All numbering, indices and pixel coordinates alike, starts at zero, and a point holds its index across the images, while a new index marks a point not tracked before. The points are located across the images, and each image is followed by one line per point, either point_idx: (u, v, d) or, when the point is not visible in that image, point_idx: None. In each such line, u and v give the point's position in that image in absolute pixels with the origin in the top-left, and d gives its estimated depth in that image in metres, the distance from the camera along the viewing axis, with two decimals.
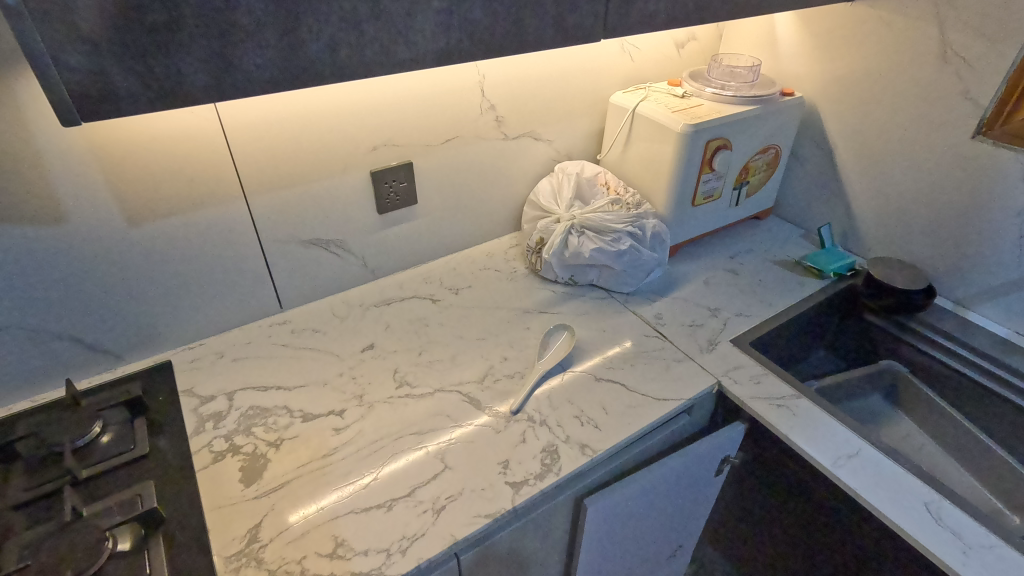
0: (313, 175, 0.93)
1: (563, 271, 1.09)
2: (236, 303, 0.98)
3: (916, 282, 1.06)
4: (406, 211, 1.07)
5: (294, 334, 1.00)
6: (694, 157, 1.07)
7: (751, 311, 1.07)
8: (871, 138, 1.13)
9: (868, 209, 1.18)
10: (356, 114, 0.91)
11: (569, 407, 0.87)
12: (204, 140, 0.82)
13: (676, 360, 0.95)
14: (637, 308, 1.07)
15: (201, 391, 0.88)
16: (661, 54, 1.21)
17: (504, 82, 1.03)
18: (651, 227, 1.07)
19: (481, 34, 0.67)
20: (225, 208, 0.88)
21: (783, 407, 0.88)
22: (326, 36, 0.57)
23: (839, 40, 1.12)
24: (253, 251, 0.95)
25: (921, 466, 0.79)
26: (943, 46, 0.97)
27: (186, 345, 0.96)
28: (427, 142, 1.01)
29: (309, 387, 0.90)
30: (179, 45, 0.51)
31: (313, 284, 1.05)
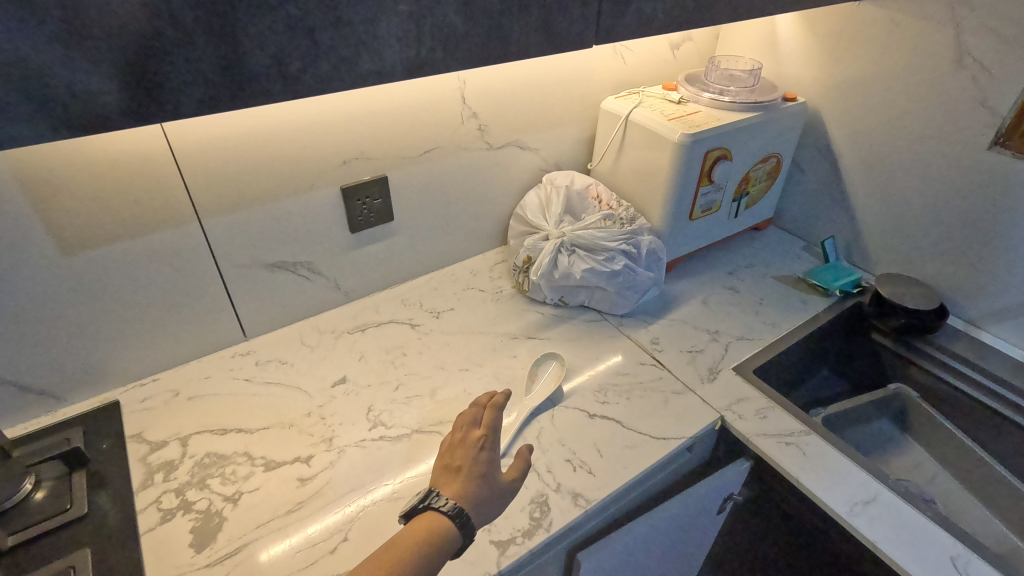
0: (275, 193, 0.84)
1: (552, 292, 1.02)
2: (193, 334, 0.89)
3: (927, 301, 1.00)
4: (382, 229, 0.99)
5: (258, 367, 0.91)
6: (693, 169, 1.00)
7: (753, 334, 1.00)
8: (879, 147, 1.06)
9: (874, 221, 1.11)
10: (323, 125, 0.82)
11: (561, 449, 0.79)
12: (147, 157, 0.72)
13: (675, 392, 0.88)
14: (632, 332, 0.99)
15: (151, 436, 0.79)
16: (656, 55, 1.13)
17: (487, 87, 0.95)
18: (646, 244, 1.00)
19: (458, 42, 0.58)
20: (176, 231, 0.79)
21: (791, 445, 0.81)
22: (273, 47, 0.48)
23: (845, 42, 1.04)
24: (210, 278, 0.86)
25: (944, 514, 0.73)
26: (959, 49, 0.90)
27: (136, 382, 0.87)
28: (403, 154, 0.93)
29: (273, 430, 0.81)
30: (88, 59, 0.42)
31: (279, 309, 0.96)
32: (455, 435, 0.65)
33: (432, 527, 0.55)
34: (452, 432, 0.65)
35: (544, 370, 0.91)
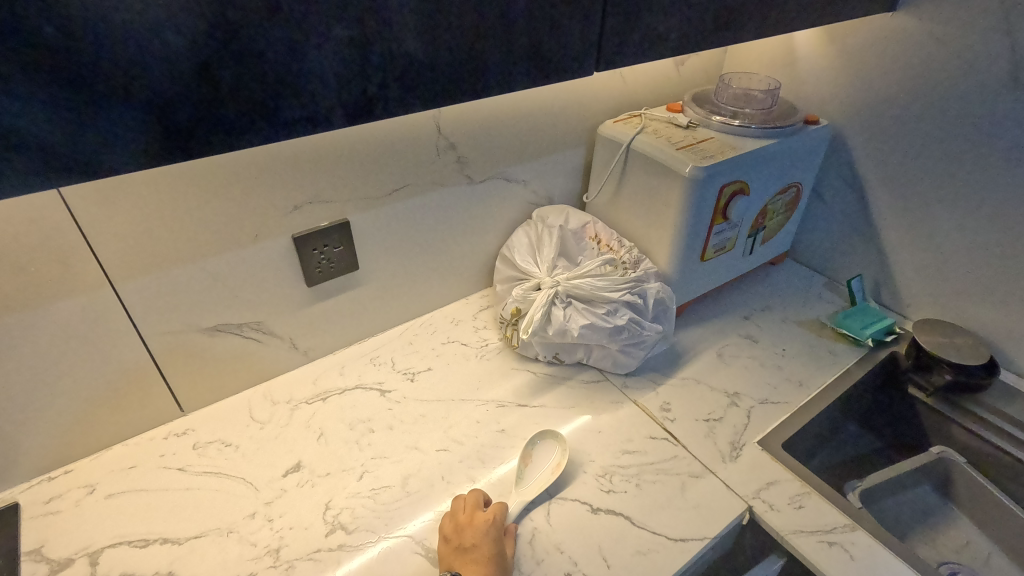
0: (209, 247, 0.69)
1: (545, 349, 0.88)
2: (115, 414, 0.74)
3: (975, 354, 0.88)
4: (345, 279, 0.84)
5: (195, 451, 0.76)
6: (706, 206, 0.87)
7: (778, 396, 0.86)
8: (915, 177, 0.93)
9: (909, 259, 0.98)
10: (267, 166, 0.68)
11: (558, 559, 0.65)
12: (35, 212, 0.58)
13: (693, 476, 0.74)
14: (638, 395, 0.86)
15: (53, 552, 0.64)
16: (659, 72, 1.00)
17: (467, 115, 0.81)
18: (653, 293, 0.87)
19: (420, 73, 0.45)
20: (81, 298, 0.64)
21: (835, 545, 0.67)
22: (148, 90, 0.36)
23: (875, 58, 0.92)
24: (134, 349, 0.71)
25: None
26: (1014, 68, 0.78)
27: (44, 476, 0.72)
28: (368, 195, 0.79)
29: (207, 539, 0.66)
30: None
31: (224, 377, 0.81)
32: (462, 517, 0.66)
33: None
34: (460, 512, 0.66)
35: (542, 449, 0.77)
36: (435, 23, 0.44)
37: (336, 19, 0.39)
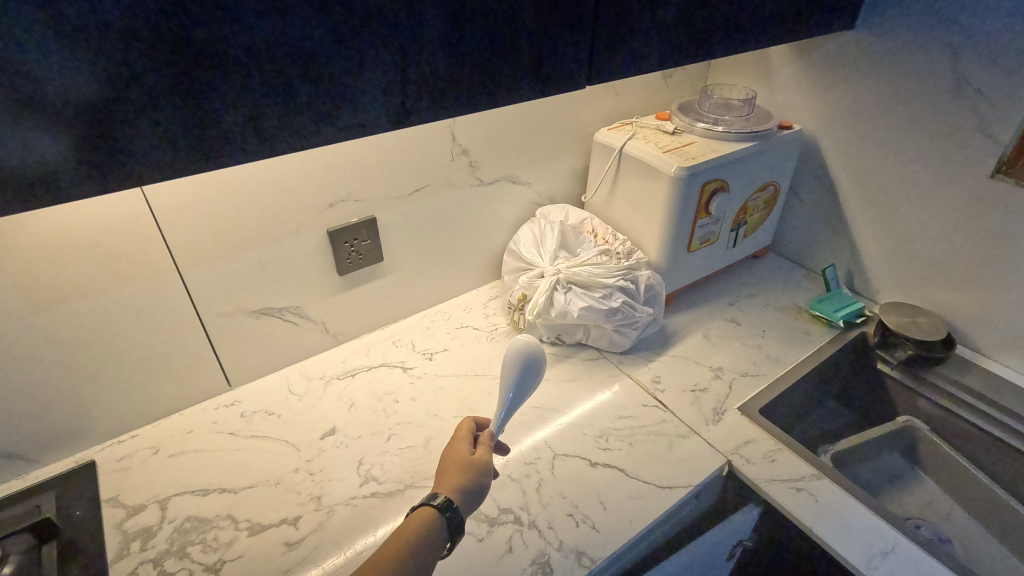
0: (259, 239, 0.81)
1: (548, 331, 0.98)
2: (174, 386, 0.85)
3: (934, 331, 0.98)
4: (371, 269, 0.95)
5: (243, 419, 0.87)
6: (690, 202, 0.97)
7: (756, 370, 0.97)
8: (878, 175, 1.04)
9: (876, 249, 1.09)
10: (308, 169, 0.79)
11: (562, 502, 0.75)
12: (122, 208, 0.69)
13: (680, 436, 0.84)
14: (632, 370, 0.96)
15: (128, 499, 0.75)
16: (648, 85, 1.12)
17: (477, 124, 0.92)
18: (644, 279, 0.97)
19: (444, 88, 0.56)
20: (153, 281, 0.75)
21: (803, 491, 0.77)
22: (245, 105, 0.46)
23: (840, 69, 1.03)
24: (192, 328, 0.82)
25: (964, 564, 0.69)
26: (957, 78, 0.89)
27: (114, 439, 0.83)
28: (393, 194, 0.90)
29: (259, 489, 0.77)
30: (41, 128, 0.39)
31: (266, 355, 0.92)
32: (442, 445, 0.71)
33: (422, 524, 0.58)
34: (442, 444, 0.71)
35: (519, 366, 0.73)
36: (458, 49, 0.55)
37: (385, 49, 0.50)
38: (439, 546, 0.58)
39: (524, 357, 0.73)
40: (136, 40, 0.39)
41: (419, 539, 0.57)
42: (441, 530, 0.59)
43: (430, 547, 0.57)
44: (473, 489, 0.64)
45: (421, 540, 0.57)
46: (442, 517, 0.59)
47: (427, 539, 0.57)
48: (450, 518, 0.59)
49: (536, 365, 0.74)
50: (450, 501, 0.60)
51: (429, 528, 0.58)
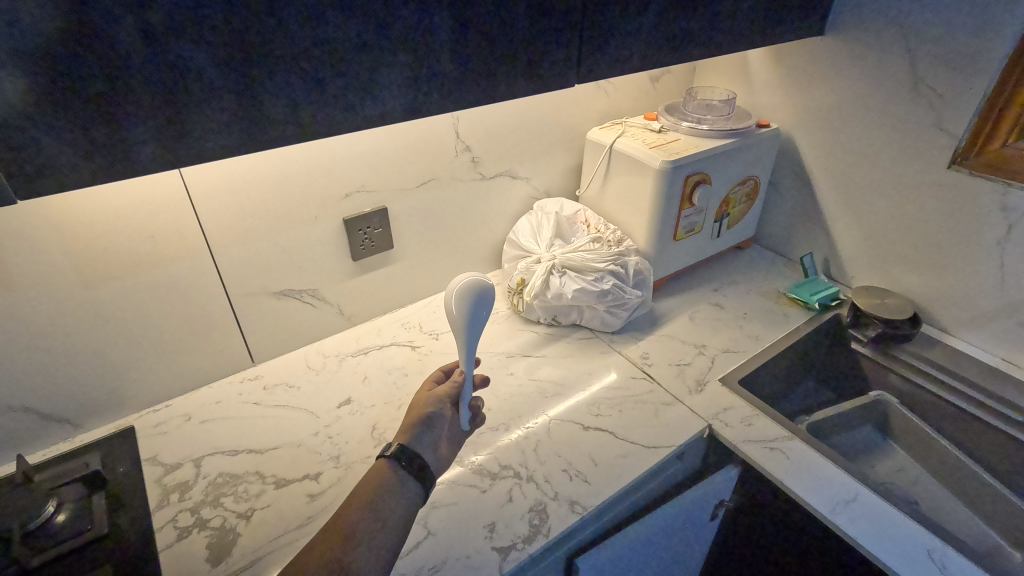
0: (283, 226, 0.89)
1: (545, 312, 1.07)
2: (204, 360, 0.93)
3: (901, 311, 1.06)
4: (382, 256, 1.04)
5: (266, 391, 0.95)
6: (674, 194, 1.06)
7: (737, 347, 1.05)
8: (849, 169, 1.13)
9: (849, 238, 1.17)
10: (327, 162, 0.88)
11: (557, 460, 0.83)
12: (165, 196, 0.77)
13: (665, 404, 0.92)
14: (622, 348, 1.05)
15: (166, 459, 0.83)
16: (636, 88, 1.21)
17: (478, 123, 1.01)
18: (633, 264, 1.06)
19: (450, 82, 0.65)
20: (189, 263, 0.84)
21: (776, 450, 0.85)
22: (285, 96, 0.55)
23: (813, 71, 1.12)
24: (222, 307, 0.90)
25: (919, 510, 0.77)
26: (915, 78, 0.97)
27: (151, 409, 0.91)
28: (403, 186, 0.99)
29: (283, 450, 0.85)
30: (125, 114, 0.48)
31: (286, 334, 1.00)
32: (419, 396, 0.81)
33: (378, 470, 0.65)
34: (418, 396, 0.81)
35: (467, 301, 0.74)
36: (463, 49, 0.63)
37: (400, 49, 0.59)
38: (403, 482, 0.64)
39: (470, 291, 0.75)
40: (201, 42, 0.48)
41: (377, 482, 0.64)
42: (398, 469, 0.65)
43: (392, 485, 0.64)
44: (424, 435, 0.71)
45: (379, 482, 0.64)
46: (394, 460, 0.66)
47: (386, 480, 0.64)
48: (400, 456, 0.66)
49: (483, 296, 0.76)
50: (398, 443, 0.67)
51: (390, 473, 0.65)
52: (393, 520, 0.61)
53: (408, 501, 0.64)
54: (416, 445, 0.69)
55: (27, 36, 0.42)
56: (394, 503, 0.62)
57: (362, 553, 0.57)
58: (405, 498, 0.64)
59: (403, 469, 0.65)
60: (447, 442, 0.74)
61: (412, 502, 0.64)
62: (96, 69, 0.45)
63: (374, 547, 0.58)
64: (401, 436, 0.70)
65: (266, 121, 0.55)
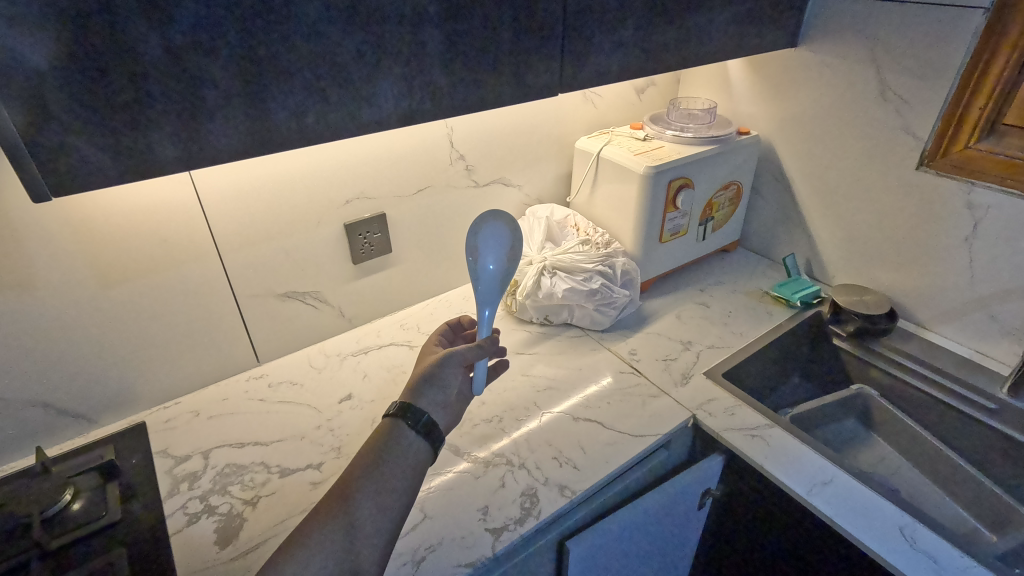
0: (288, 231, 0.95)
1: (538, 312, 1.12)
2: (212, 359, 0.98)
3: (878, 306, 1.10)
4: (381, 260, 1.09)
5: (271, 388, 1.00)
6: (659, 197, 1.11)
7: (722, 343, 1.10)
8: (826, 172, 1.18)
9: (829, 239, 1.22)
10: (329, 170, 0.94)
11: (548, 448, 0.87)
12: (178, 201, 0.83)
13: (652, 396, 0.97)
14: (612, 345, 1.09)
15: (176, 451, 0.88)
16: (622, 99, 1.28)
17: (471, 133, 1.07)
18: (621, 265, 1.11)
19: (440, 94, 0.70)
20: (199, 266, 0.89)
21: (757, 437, 0.89)
22: (291, 105, 0.60)
23: (788, 81, 1.18)
24: (230, 308, 0.95)
25: (893, 491, 0.81)
26: (882, 85, 1.03)
27: (161, 405, 0.96)
28: (400, 193, 1.04)
29: (287, 442, 0.89)
30: (147, 120, 0.53)
31: (290, 335, 1.05)
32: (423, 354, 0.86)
33: (385, 430, 0.66)
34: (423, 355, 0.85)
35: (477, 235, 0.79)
36: (452, 64, 0.69)
37: (395, 62, 0.65)
38: (411, 441, 0.66)
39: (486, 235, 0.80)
40: (215, 56, 0.54)
41: (385, 441, 0.65)
42: (406, 428, 0.67)
43: (401, 443, 0.65)
44: (427, 396, 0.71)
45: (387, 441, 0.65)
46: (400, 420, 0.67)
47: (394, 439, 0.65)
48: (407, 415, 0.67)
49: (502, 226, 0.80)
50: (403, 404, 0.68)
51: (396, 430, 0.66)
52: (402, 477, 0.63)
53: (418, 458, 0.66)
54: (421, 405, 0.70)
55: (62, 50, 0.47)
56: (403, 461, 0.64)
57: (373, 507, 0.59)
58: (414, 456, 0.65)
59: (410, 427, 0.67)
60: (453, 403, 0.74)
61: (421, 459, 0.66)
62: (123, 79, 0.50)
63: (383, 503, 0.60)
64: (406, 396, 0.70)
65: (273, 127, 0.60)
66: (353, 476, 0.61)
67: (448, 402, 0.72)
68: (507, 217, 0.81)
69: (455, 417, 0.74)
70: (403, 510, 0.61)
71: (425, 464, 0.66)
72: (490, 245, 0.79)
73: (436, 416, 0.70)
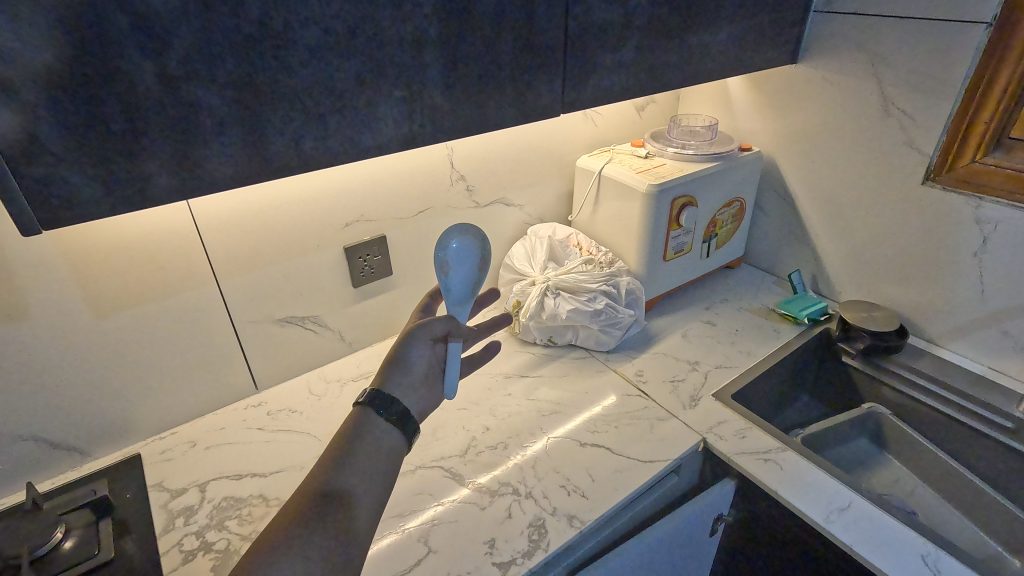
0: (288, 255, 0.93)
1: (541, 333, 1.10)
2: (210, 387, 0.96)
3: (887, 323, 1.09)
4: (382, 282, 1.07)
5: (270, 416, 0.97)
6: (662, 215, 1.10)
7: (730, 362, 1.08)
8: (829, 188, 1.17)
9: (834, 254, 1.21)
10: (329, 194, 0.93)
11: (555, 475, 0.85)
12: (174, 227, 0.81)
13: (660, 419, 0.94)
14: (617, 366, 1.08)
15: (172, 484, 0.85)
16: (623, 117, 1.27)
17: (471, 153, 1.06)
18: (625, 284, 1.09)
19: (442, 118, 0.69)
20: (197, 293, 0.87)
21: (769, 461, 0.87)
22: (289, 131, 0.59)
23: (789, 97, 1.18)
24: (228, 335, 0.93)
25: (912, 516, 0.78)
26: (885, 101, 1.03)
27: (156, 436, 0.93)
28: (400, 215, 1.03)
29: (287, 473, 0.87)
30: (142, 149, 0.52)
31: (290, 360, 1.03)
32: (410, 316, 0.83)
33: (355, 418, 0.64)
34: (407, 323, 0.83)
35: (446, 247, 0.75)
36: (453, 87, 0.68)
37: (395, 86, 0.63)
38: (382, 429, 0.64)
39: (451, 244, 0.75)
40: (213, 83, 0.52)
41: (355, 429, 0.63)
42: (375, 416, 0.64)
43: (372, 432, 0.63)
44: (395, 381, 0.70)
45: (357, 429, 0.63)
46: (369, 407, 0.65)
47: (363, 428, 0.63)
48: (376, 403, 0.65)
49: (468, 234, 0.76)
50: (373, 391, 0.66)
51: (366, 419, 0.64)
52: (380, 469, 0.61)
53: (390, 447, 0.64)
54: (390, 391, 0.68)
55: (54, 79, 0.46)
56: (374, 451, 0.62)
57: (349, 499, 0.57)
58: (386, 445, 0.63)
59: (382, 416, 0.64)
60: (423, 385, 0.73)
61: (394, 447, 0.64)
62: (119, 108, 0.49)
63: (360, 496, 0.58)
64: (377, 383, 0.69)
65: (272, 154, 0.59)
66: (325, 467, 0.59)
67: (416, 387, 0.71)
68: (475, 231, 0.77)
69: (429, 398, 0.73)
70: (379, 500, 0.59)
71: (398, 452, 0.64)
72: (456, 256, 0.75)
73: (407, 402, 0.69)
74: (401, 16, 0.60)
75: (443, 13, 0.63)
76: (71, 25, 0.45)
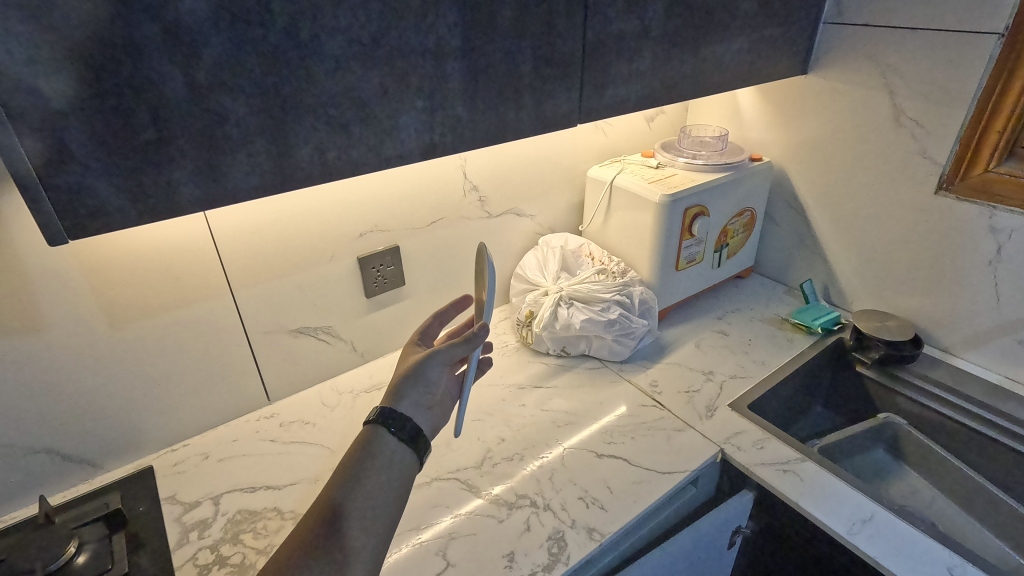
0: (303, 265, 0.93)
1: (554, 343, 1.09)
2: (223, 398, 0.95)
3: (902, 332, 1.08)
4: (394, 293, 1.07)
5: (282, 428, 0.96)
6: (674, 225, 1.10)
7: (744, 372, 1.07)
8: (840, 197, 1.17)
9: (846, 264, 1.21)
10: (343, 204, 0.93)
11: (573, 488, 0.84)
12: (191, 238, 0.81)
13: (677, 430, 0.94)
14: (632, 376, 1.07)
15: (185, 497, 0.84)
16: (632, 127, 1.27)
17: (484, 164, 1.06)
18: (638, 294, 1.09)
19: (463, 129, 0.69)
20: (211, 303, 0.87)
21: (790, 472, 0.85)
22: (313, 140, 0.59)
23: (800, 108, 1.18)
24: (241, 346, 0.93)
25: (936, 527, 0.77)
26: (896, 110, 1.03)
27: (169, 448, 0.92)
28: (414, 225, 1.03)
29: (301, 486, 0.86)
30: (170, 159, 0.52)
31: (303, 372, 1.03)
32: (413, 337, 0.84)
33: (366, 436, 0.64)
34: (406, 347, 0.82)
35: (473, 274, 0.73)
36: (473, 98, 0.68)
37: (417, 96, 0.64)
38: (394, 449, 0.64)
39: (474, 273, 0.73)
40: (239, 92, 0.53)
41: (367, 448, 0.63)
42: (388, 435, 0.64)
43: (383, 450, 0.63)
44: (410, 397, 0.69)
45: (367, 448, 0.63)
46: (382, 427, 0.64)
47: (375, 446, 0.63)
48: (389, 423, 0.65)
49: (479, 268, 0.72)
50: (385, 411, 0.66)
51: (376, 439, 0.64)
52: (389, 490, 0.60)
53: (403, 465, 0.63)
54: (403, 409, 0.68)
55: (85, 88, 0.46)
56: (385, 472, 0.61)
57: (359, 518, 0.57)
58: (398, 466, 0.63)
59: (394, 436, 0.64)
60: (436, 404, 0.73)
61: (407, 466, 0.64)
62: (148, 117, 0.49)
63: (366, 512, 0.58)
64: (389, 399, 0.68)
65: (295, 165, 0.59)
66: (335, 487, 0.58)
67: (430, 406, 0.72)
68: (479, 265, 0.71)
69: (442, 418, 0.74)
70: (388, 521, 0.59)
71: (409, 471, 0.64)
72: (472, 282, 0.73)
73: (419, 420, 0.69)
74: (426, 28, 0.61)
75: (464, 25, 0.63)
76: (101, 35, 0.45)
